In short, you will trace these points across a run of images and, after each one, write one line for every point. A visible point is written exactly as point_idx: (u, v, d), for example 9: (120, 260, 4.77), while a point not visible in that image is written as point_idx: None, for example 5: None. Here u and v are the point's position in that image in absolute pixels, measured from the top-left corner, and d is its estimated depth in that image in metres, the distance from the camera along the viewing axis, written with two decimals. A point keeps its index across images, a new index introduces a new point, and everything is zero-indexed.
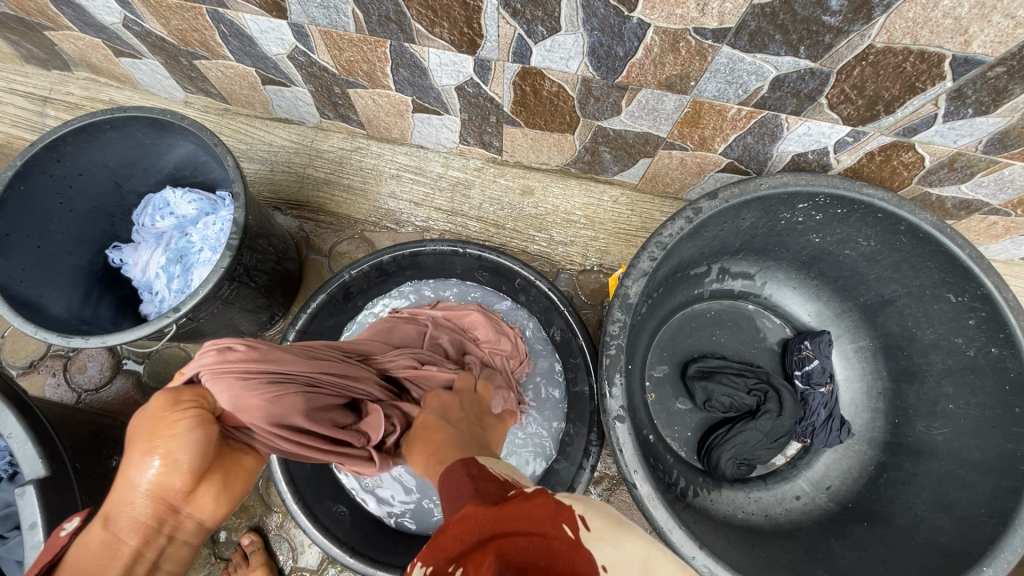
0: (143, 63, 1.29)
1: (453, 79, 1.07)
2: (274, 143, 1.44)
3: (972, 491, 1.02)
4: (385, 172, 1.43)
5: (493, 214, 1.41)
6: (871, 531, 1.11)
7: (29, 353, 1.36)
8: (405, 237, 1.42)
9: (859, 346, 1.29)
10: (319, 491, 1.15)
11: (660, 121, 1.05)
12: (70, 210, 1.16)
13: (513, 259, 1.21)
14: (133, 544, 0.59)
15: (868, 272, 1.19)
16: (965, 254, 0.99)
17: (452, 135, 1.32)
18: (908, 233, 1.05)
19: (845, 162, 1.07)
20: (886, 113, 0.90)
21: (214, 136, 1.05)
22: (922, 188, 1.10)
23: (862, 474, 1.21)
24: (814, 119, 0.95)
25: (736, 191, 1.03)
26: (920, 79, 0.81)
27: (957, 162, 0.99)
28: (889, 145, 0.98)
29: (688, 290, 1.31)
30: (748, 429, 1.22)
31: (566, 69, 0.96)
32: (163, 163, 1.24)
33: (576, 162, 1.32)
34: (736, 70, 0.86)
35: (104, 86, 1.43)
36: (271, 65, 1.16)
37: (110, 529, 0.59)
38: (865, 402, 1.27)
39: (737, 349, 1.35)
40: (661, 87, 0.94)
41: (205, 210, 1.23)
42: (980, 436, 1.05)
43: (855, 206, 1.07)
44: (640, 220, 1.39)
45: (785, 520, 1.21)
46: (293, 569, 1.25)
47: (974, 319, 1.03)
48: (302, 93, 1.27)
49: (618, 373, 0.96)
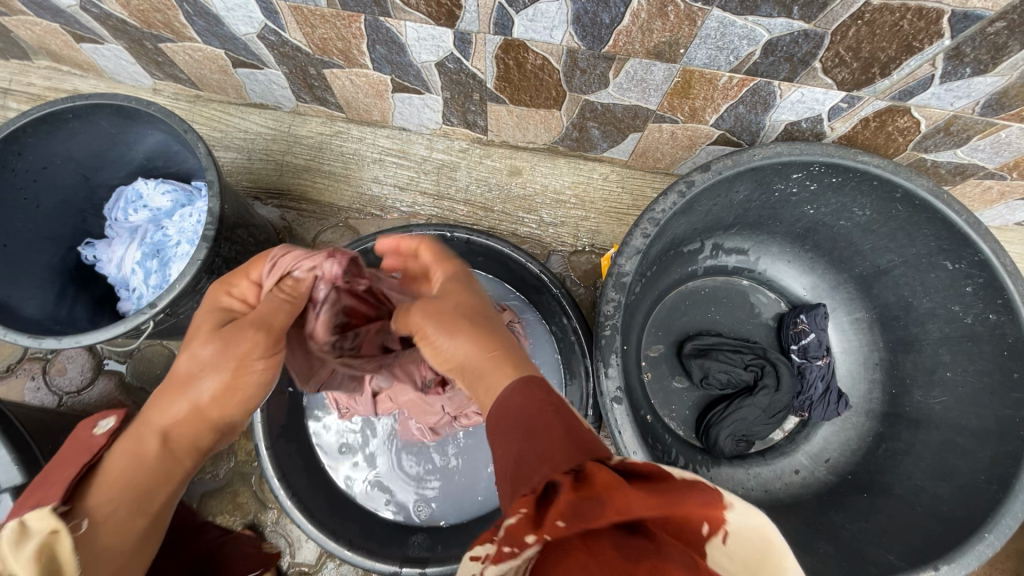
0: (107, 48, 1.23)
1: (432, 55, 1.02)
2: (250, 130, 1.39)
3: (972, 458, 1.02)
4: (367, 156, 1.39)
5: (481, 196, 1.37)
6: (871, 501, 1.10)
7: (6, 357, 1.32)
8: (391, 223, 1.38)
9: (855, 318, 1.28)
10: (312, 487, 1.12)
11: (649, 93, 1.02)
12: (36, 205, 1.11)
13: (503, 242, 1.18)
14: (188, 466, 0.69)
15: (864, 241, 1.17)
16: (962, 220, 0.98)
17: (435, 115, 1.27)
18: (905, 200, 1.03)
19: (839, 130, 1.04)
20: (882, 76, 0.87)
21: (183, 122, 1.00)
22: (917, 153, 1.08)
23: (860, 445, 1.21)
24: (807, 85, 0.92)
25: (729, 163, 1.00)
26: (918, 38, 0.78)
27: (953, 126, 0.97)
28: (884, 110, 0.95)
29: (681, 267, 1.29)
30: (748, 404, 1.21)
31: (550, 40, 0.92)
32: (133, 154, 1.19)
33: (564, 140, 1.28)
34: (727, 35, 0.83)
35: (67, 75, 1.37)
36: (240, 46, 1.11)
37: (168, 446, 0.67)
38: (862, 373, 1.26)
39: (733, 326, 1.34)
40: (650, 56, 0.91)
41: (181, 201, 1.19)
42: (978, 403, 1.05)
43: (850, 174, 1.04)
44: (632, 197, 1.36)
45: (785, 494, 1.20)
46: (291, 565, 1.24)
47: (971, 286, 1.02)
48: (276, 75, 1.21)
49: (614, 353, 0.94)
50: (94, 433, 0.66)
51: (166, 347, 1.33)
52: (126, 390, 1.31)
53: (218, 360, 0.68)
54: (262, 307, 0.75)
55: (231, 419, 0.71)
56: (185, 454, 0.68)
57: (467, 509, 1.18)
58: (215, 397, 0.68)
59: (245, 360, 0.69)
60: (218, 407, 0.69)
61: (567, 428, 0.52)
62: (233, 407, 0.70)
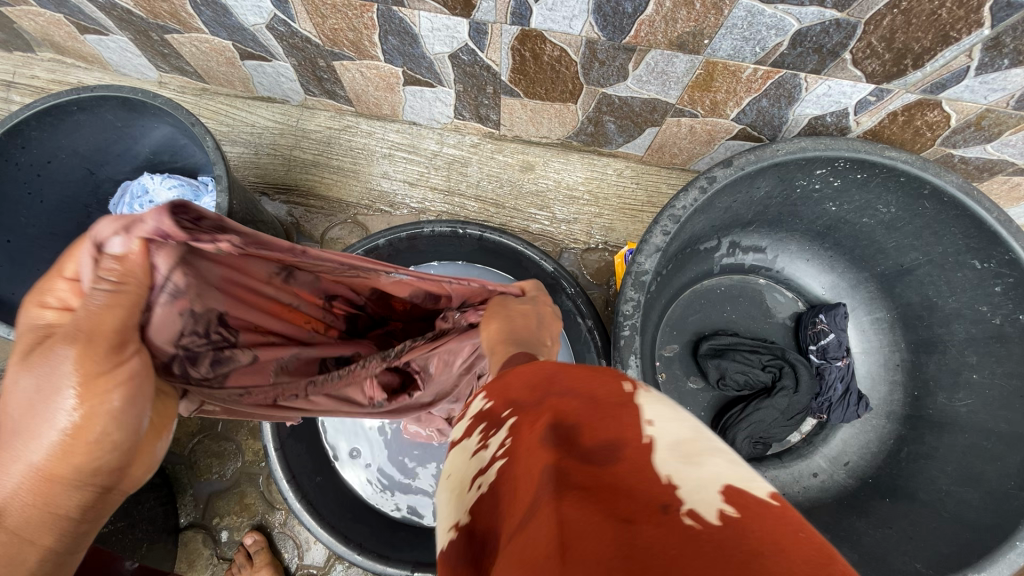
0: (111, 40, 1.20)
1: (446, 46, 0.99)
2: (257, 124, 1.36)
3: (1000, 463, 0.99)
4: (376, 151, 1.36)
5: (493, 192, 1.35)
6: (894, 507, 1.08)
7: (10, 355, 1.30)
8: (400, 219, 1.36)
9: (875, 318, 1.24)
10: (321, 488, 1.10)
11: (669, 85, 0.99)
12: (41, 200, 1.09)
13: (516, 239, 1.15)
14: (50, 547, 0.39)
15: (887, 239, 1.14)
16: (993, 217, 0.95)
17: (446, 109, 1.25)
18: (932, 197, 1.00)
19: (865, 124, 1.01)
20: (914, 68, 0.83)
21: (190, 114, 0.97)
22: (945, 149, 1.05)
23: (881, 449, 1.18)
24: (835, 77, 0.89)
25: (752, 158, 0.97)
26: (956, 27, 0.74)
27: (985, 121, 0.94)
28: (914, 103, 0.92)
29: (698, 265, 1.27)
30: (766, 406, 1.18)
31: (569, 31, 0.89)
32: (139, 148, 1.16)
33: (578, 134, 1.26)
34: (755, 24, 0.79)
35: (71, 68, 1.34)
36: (249, 37, 1.08)
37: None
38: (882, 374, 1.23)
39: (749, 326, 1.31)
40: (672, 47, 0.88)
41: (187, 196, 1.16)
42: (1006, 406, 1.02)
43: (876, 170, 1.01)
44: (646, 194, 1.33)
45: (804, 498, 1.18)
46: (299, 567, 1.22)
47: (1000, 286, 1.00)
48: (285, 68, 1.18)
49: (633, 355, 0.91)
50: None
51: None
52: None
53: (24, 389, 0.39)
54: (75, 309, 0.42)
55: (105, 466, 0.41)
56: (35, 537, 0.39)
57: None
58: (58, 443, 0.39)
59: (95, 377, 0.40)
60: (71, 457, 0.39)
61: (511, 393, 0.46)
62: (84, 447, 0.40)
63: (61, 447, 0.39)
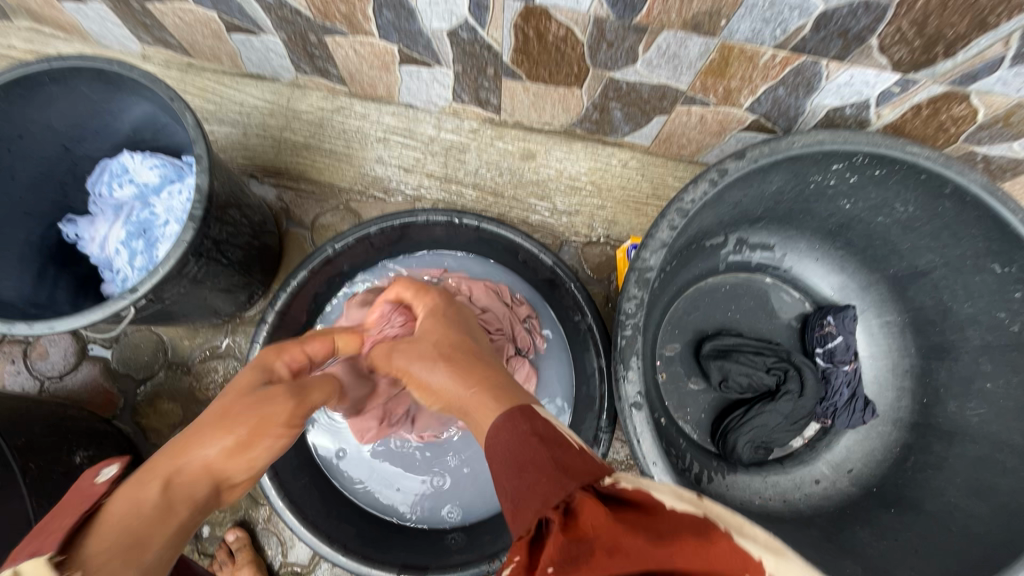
0: (90, 8, 1.13)
1: (444, 22, 0.93)
2: (246, 103, 1.30)
3: (1013, 477, 0.95)
4: (370, 134, 1.30)
5: (491, 181, 1.29)
6: (900, 518, 1.04)
7: None
8: (395, 206, 1.31)
9: (885, 321, 1.20)
10: (305, 486, 1.06)
11: (680, 71, 0.93)
12: (12, 177, 1.03)
13: (514, 230, 1.08)
14: (184, 515, 0.57)
15: (902, 240, 1.09)
16: (1018, 220, 0.90)
17: (444, 91, 1.18)
18: (953, 197, 0.95)
19: (886, 118, 0.96)
20: (945, 57, 0.78)
21: (170, 89, 0.91)
22: (968, 146, 0.99)
23: (887, 457, 1.14)
24: (859, 65, 0.83)
25: (766, 150, 0.92)
26: (995, 12, 0.69)
27: (1014, 117, 0.88)
28: (940, 96, 0.87)
29: (703, 262, 1.22)
30: (769, 410, 1.14)
31: (576, 7, 0.82)
32: (118, 125, 1.10)
33: (583, 121, 1.20)
34: (777, 4, 0.74)
35: (50, 38, 1.27)
36: (235, 8, 1.01)
37: (169, 491, 0.57)
38: (890, 380, 1.19)
39: (753, 326, 1.27)
40: (686, 28, 0.82)
41: (170, 176, 1.10)
42: (1021, 418, 0.97)
43: (896, 167, 0.95)
44: (651, 186, 1.28)
45: (805, 506, 1.14)
46: (282, 564, 1.18)
47: (1021, 292, 0.95)
48: (274, 42, 1.12)
49: (634, 355, 0.86)
50: (94, 480, 0.60)
51: (155, 332, 1.25)
52: (111, 377, 1.24)
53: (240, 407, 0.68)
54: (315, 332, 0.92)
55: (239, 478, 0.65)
56: (183, 504, 0.58)
57: (488, 504, 1.12)
58: (229, 452, 0.64)
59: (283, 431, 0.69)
60: (233, 464, 0.64)
61: (560, 466, 0.53)
62: (244, 464, 0.64)
63: (232, 452, 0.64)
